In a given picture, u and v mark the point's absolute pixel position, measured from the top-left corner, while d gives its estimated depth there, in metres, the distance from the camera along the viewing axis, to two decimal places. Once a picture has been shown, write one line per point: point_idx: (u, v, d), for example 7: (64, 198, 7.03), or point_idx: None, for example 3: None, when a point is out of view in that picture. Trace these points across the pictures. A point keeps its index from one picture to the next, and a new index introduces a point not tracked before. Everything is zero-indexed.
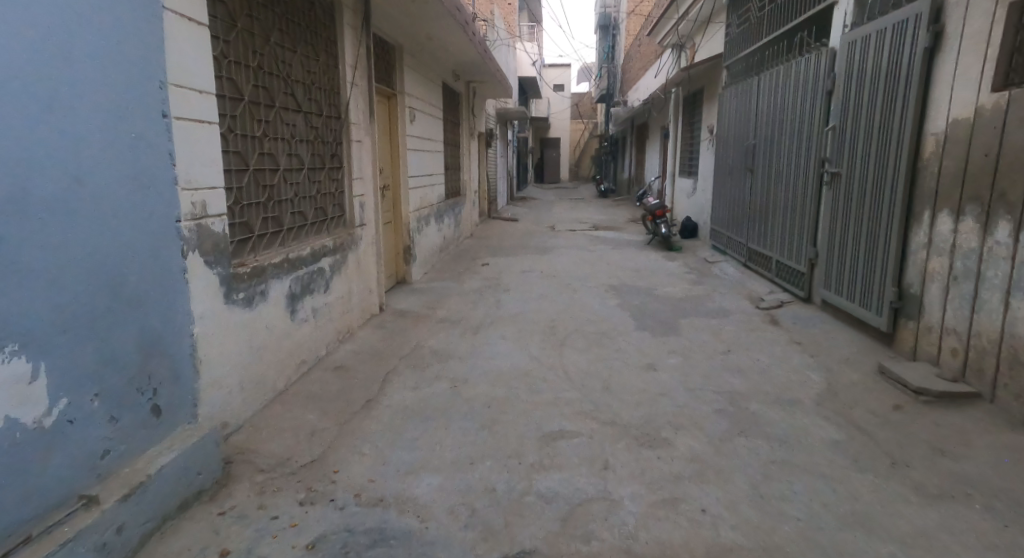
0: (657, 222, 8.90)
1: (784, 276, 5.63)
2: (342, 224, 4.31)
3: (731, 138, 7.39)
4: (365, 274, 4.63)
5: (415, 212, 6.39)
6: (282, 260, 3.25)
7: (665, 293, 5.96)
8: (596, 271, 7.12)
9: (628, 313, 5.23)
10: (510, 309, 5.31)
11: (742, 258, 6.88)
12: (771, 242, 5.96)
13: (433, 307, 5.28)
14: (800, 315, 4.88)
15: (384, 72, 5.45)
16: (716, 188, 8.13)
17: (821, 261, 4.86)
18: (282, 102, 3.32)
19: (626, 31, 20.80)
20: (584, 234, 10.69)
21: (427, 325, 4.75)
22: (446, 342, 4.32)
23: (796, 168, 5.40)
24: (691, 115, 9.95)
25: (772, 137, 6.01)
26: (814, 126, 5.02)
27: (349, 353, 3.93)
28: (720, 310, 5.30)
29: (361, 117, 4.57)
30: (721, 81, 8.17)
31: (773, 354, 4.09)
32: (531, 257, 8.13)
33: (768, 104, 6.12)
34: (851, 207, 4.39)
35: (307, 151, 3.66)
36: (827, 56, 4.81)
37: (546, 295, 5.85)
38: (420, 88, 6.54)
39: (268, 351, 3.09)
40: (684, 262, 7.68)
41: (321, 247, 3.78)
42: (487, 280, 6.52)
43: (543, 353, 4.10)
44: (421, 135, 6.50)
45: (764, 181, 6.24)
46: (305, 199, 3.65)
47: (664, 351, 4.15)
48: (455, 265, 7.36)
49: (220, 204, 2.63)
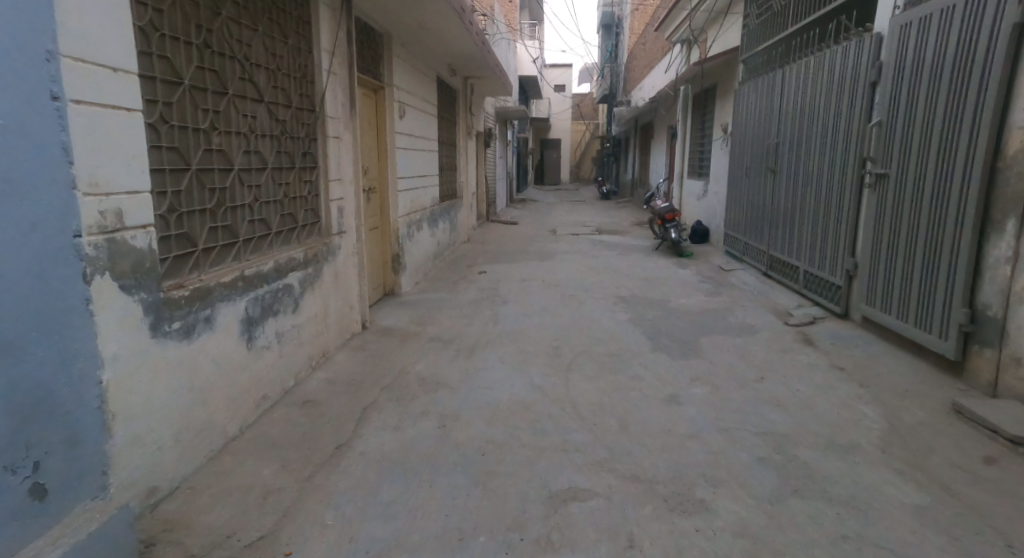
0: (666, 226, 8.37)
1: (813, 288, 5.09)
2: (317, 232, 3.77)
3: (749, 136, 6.85)
4: (344, 289, 4.08)
5: (406, 216, 5.85)
6: (236, 278, 2.70)
7: (680, 306, 5.42)
8: (603, 280, 6.57)
9: (641, 330, 4.68)
10: (509, 326, 4.76)
11: (761, 266, 6.33)
12: (797, 250, 5.43)
13: (423, 323, 4.74)
14: (837, 333, 4.32)
15: (370, 63, 4.91)
16: (730, 190, 7.59)
17: (861, 273, 4.33)
18: (238, 89, 2.76)
19: (629, 29, 20.28)
20: (587, 239, 10.16)
21: (415, 346, 4.20)
22: (436, 368, 3.77)
23: (828, 168, 4.88)
24: (702, 113, 9.41)
25: (798, 135, 5.48)
26: (853, 120, 4.49)
27: (322, 383, 3.38)
28: (743, 326, 4.74)
29: (342, 111, 4.03)
30: (736, 75, 7.64)
31: (813, 380, 3.53)
32: (532, 264, 7.58)
33: (794, 98, 5.59)
34: (902, 212, 3.85)
35: (271, 149, 3.11)
36: (870, 41, 4.28)
37: (549, 309, 5.31)
38: (412, 81, 6.00)
39: (216, 390, 2.54)
40: (697, 270, 7.13)
41: (288, 260, 3.24)
42: (484, 291, 5.97)
43: (547, 382, 3.55)
44: (412, 132, 5.96)
45: (788, 183, 5.70)
46: (268, 204, 3.11)
47: (687, 379, 3.60)
48: (450, 273, 6.81)
49: (143, 212, 2.08)
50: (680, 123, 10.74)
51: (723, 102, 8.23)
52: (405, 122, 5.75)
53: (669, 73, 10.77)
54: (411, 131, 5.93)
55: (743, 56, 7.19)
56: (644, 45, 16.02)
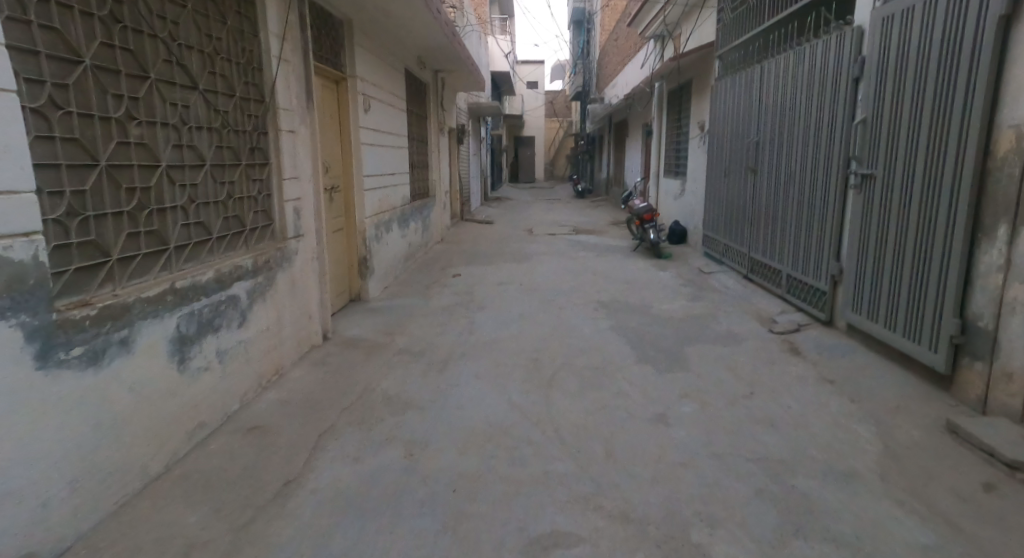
0: (646, 226, 8.18)
1: (797, 293, 4.88)
2: (270, 236, 3.41)
3: (728, 134, 6.67)
4: (303, 298, 3.72)
5: (374, 217, 5.50)
6: (164, 291, 2.35)
7: (663, 312, 5.19)
8: (581, 284, 6.31)
9: (623, 339, 4.42)
10: (483, 335, 4.45)
11: (743, 269, 6.15)
12: (781, 253, 5.21)
13: (391, 333, 4.40)
14: (824, 339, 4.12)
15: (330, 51, 4.55)
16: (709, 189, 7.40)
17: (846, 279, 4.10)
18: (161, 73, 2.41)
19: (601, 25, 20.11)
20: (564, 239, 9.92)
21: (381, 358, 3.87)
22: (403, 385, 3.44)
23: (812, 168, 4.65)
24: (678, 111, 9.21)
25: (780, 133, 5.26)
26: (837, 118, 4.26)
27: (274, 406, 3.03)
28: (729, 334, 4.53)
29: (297, 102, 3.67)
30: (712, 72, 7.45)
31: (806, 394, 3.32)
32: (508, 267, 7.30)
33: (774, 95, 5.39)
34: (888, 215, 3.62)
35: (208, 142, 2.75)
36: (852, 35, 4.05)
37: (526, 316, 5.03)
38: (378, 73, 5.65)
39: (133, 422, 2.19)
40: (678, 273, 6.93)
41: (234, 268, 2.88)
42: (457, 297, 5.65)
43: (525, 400, 3.26)
44: (379, 127, 5.60)
45: (769, 183, 5.50)
46: (207, 205, 2.75)
47: (674, 396, 3.35)
48: (423, 277, 6.49)
49: (20, 218, 1.74)
50: (656, 121, 10.55)
51: (699, 100, 8.05)
52: (371, 117, 5.39)
53: (644, 70, 10.58)
54: (378, 127, 5.57)
55: (717, 52, 7.03)
56: (618, 42, 15.85)
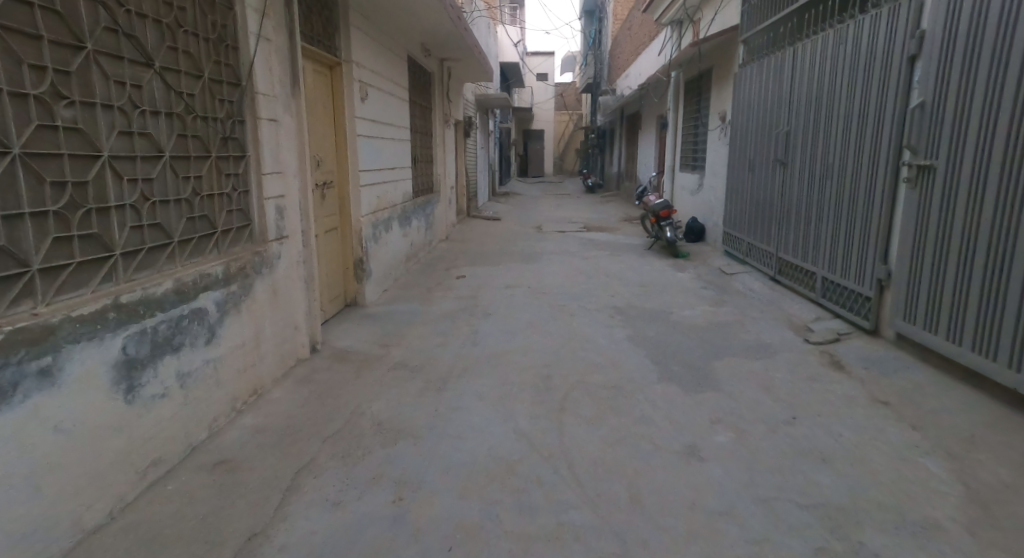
0: (661, 224, 7.74)
1: (834, 298, 4.43)
2: (248, 238, 3.00)
3: (753, 126, 6.21)
4: (287, 308, 3.33)
5: (371, 215, 5.11)
6: (105, 308, 1.95)
7: (684, 320, 4.76)
8: (594, 287, 5.89)
9: (643, 352, 4.00)
10: (489, 347, 4.05)
11: (769, 271, 5.70)
12: (815, 254, 4.75)
13: (386, 345, 4.00)
14: (870, 353, 3.67)
15: (323, 34, 4.15)
16: (732, 185, 6.95)
17: (896, 285, 3.65)
18: (103, 44, 2.01)
19: (613, 16, 19.59)
20: (574, 237, 9.49)
21: (374, 374, 3.48)
22: (397, 407, 3.05)
23: (854, 161, 4.19)
24: (696, 102, 8.74)
25: (817, 122, 4.78)
26: (887, 103, 3.78)
27: (247, 434, 2.64)
28: (760, 346, 4.09)
29: (281, 87, 3.28)
30: (736, 59, 6.98)
31: (860, 420, 2.88)
32: (516, 267, 6.89)
33: (809, 80, 4.91)
34: (952, 212, 3.16)
35: (167, 129, 2.35)
36: (907, 8, 3.57)
37: (535, 323, 4.62)
38: (377, 60, 5.24)
39: (63, 468, 1.80)
40: (697, 274, 6.49)
41: (199, 276, 2.49)
42: (461, 302, 5.25)
43: (534, 428, 2.86)
44: (377, 118, 5.21)
45: (802, 177, 5.04)
46: (167, 203, 2.35)
47: (706, 422, 2.93)
48: (425, 279, 6.09)
49: None
50: (672, 113, 10.09)
51: (719, 91, 7.59)
52: (369, 108, 5.00)
53: (660, 60, 10.12)
54: (376, 118, 5.18)
55: (742, 37, 6.58)
56: (631, 32, 15.38)
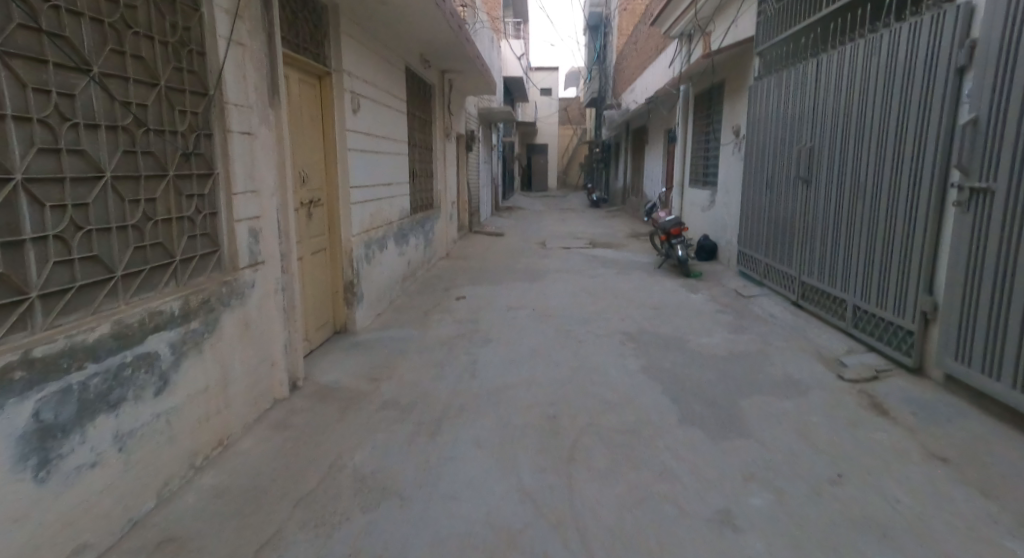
0: (672, 242, 7.38)
1: (868, 329, 4.05)
2: (216, 266, 2.65)
3: (771, 140, 5.87)
4: (262, 343, 2.97)
5: (364, 234, 4.76)
6: (10, 364, 1.60)
7: (702, 349, 4.38)
8: (603, 309, 5.53)
9: (660, 387, 3.63)
10: (490, 381, 3.68)
11: (791, 295, 5.33)
12: (844, 280, 4.38)
13: (376, 379, 3.63)
14: (915, 394, 3.28)
15: (310, 41, 3.84)
16: (747, 201, 6.59)
17: (944, 319, 3.27)
18: (20, 46, 1.68)
19: (618, 29, 19.44)
20: (579, 254, 9.14)
21: (360, 415, 3.10)
22: (383, 457, 2.67)
23: (890, 180, 3.83)
24: (708, 115, 8.42)
25: (844, 136, 4.43)
26: (929, 118, 3.43)
27: (205, 497, 2.28)
28: (788, 381, 3.70)
29: (259, 98, 2.94)
30: (751, 70, 6.65)
31: (915, 478, 2.49)
32: (519, 287, 6.53)
33: (835, 91, 4.56)
34: (1014, 241, 2.79)
35: (111, 145, 2.01)
36: (955, 14, 3.23)
37: (540, 353, 4.25)
38: (372, 70, 4.94)
39: None
40: (711, 296, 6.12)
41: (147, 315, 2.13)
42: (461, 327, 4.88)
43: (539, 485, 2.48)
44: (372, 131, 4.89)
45: (828, 196, 4.68)
46: (109, 231, 2.00)
47: (736, 479, 2.55)
48: (423, 300, 5.74)
49: None
50: (681, 126, 9.77)
51: (732, 103, 7.28)
52: (363, 119, 4.69)
53: (668, 72, 9.84)
54: (370, 130, 4.86)
55: (757, 47, 6.28)
56: (637, 44, 15.13)
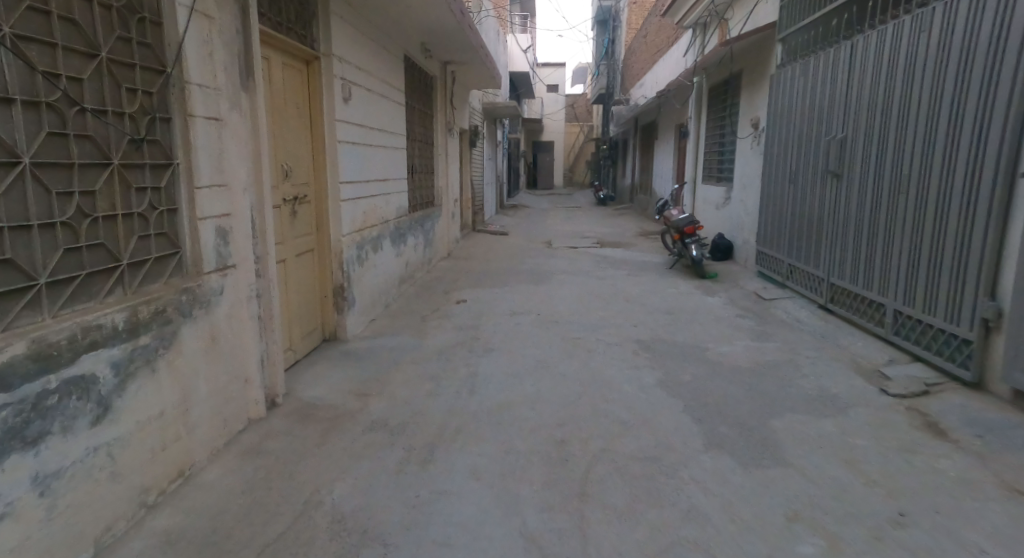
0: (685, 242, 7.00)
1: (912, 336, 3.68)
2: (178, 271, 2.29)
3: (797, 131, 5.48)
4: (233, 357, 2.61)
5: (356, 234, 4.42)
6: None
7: (724, 359, 4.00)
8: (613, 315, 5.16)
9: (680, 405, 3.25)
10: (490, 398, 3.32)
11: (819, 297, 4.96)
12: (883, 283, 4.00)
13: (365, 397, 3.28)
14: (975, 415, 2.90)
15: (295, 21, 3.49)
16: (767, 198, 6.21)
17: (1012, 327, 2.90)
18: None
19: (626, 24, 19.05)
20: (587, 254, 8.78)
21: (345, 439, 2.76)
22: (368, 491, 2.32)
23: (942, 170, 3.44)
24: (723, 108, 8.04)
25: (884, 124, 4.06)
26: (995, 99, 3.03)
27: (155, 544, 1.93)
28: (824, 397, 3.32)
29: (232, 77, 2.57)
30: (772, 58, 6.27)
31: (991, 521, 2.12)
32: (524, 290, 6.17)
33: (874, 75, 4.19)
34: None
35: (32, 127, 1.67)
36: None
37: (547, 364, 3.89)
38: (367, 58, 4.59)
39: None
40: (729, 299, 5.74)
41: (80, 330, 1.78)
42: (461, 334, 4.52)
43: (549, 528, 2.12)
44: (365, 123, 4.54)
45: (863, 190, 4.30)
46: (28, 230, 1.65)
47: (779, 520, 2.17)
48: (421, 305, 5.39)
49: None
50: (693, 121, 9.39)
51: (751, 95, 6.90)
52: (355, 110, 4.34)
53: (681, 65, 9.46)
54: (363, 122, 4.51)
55: (780, 33, 5.88)
56: (646, 38, 14.73)
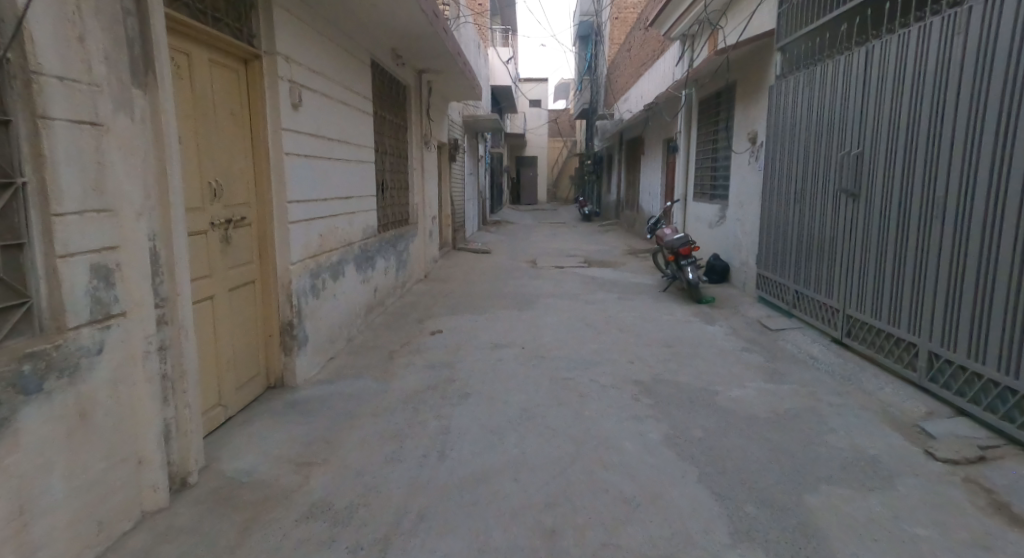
0: (680, 263, 6.49)
1: (954, 383, 3.16)
2: (24, 326, 1.68)
3: (804, 146, 4.99)
4: (122, 433, 1.98)
5: (311, 261, 3.82)
6: None
7: (737, 407, 3.45)
8: (606, 348, 4.59)
9: (692, 473, 2.68)
10: (464, 465, 2.72)
11: (832, 330, 4.44)
12: (912, 318, 3.49)
13: (308, 466, 2.65)
14: None
15: (226, 10, 2.92)
16: (768, 217, 5.73)
17: None
18: None
19: (608, 38, 18.78)
20: (574, 274, 8.24)
21: (272, 534, 2.13)
22: None
23: (987, 192, 2.94)
24: (715, 121, 7.61)
25: (908, 139, 3.57)
26: None
27: None
28: (862, 460, 2.77)
29: (119, 67, 1.97)
30: (770, 68, 5.82)
31: None
32: (507, 317, 5.59)
33: (895, 84, 3.70)
34: None
35: None
36: None
37: (532, 414, 3.30)
38: (323, 58, 4.02)
39: None
40: (732, 328, 5.21)
41: None
42: (433, 376, 3.91)
43: None
44: (321, 133, 3.97)
45: (885, 212, 3.80)
46: None
47: None
48: (390, 337, 4.79)
49: None
50: (683, 135, 8.96)
51: (747, 107, 6.45)
52: (308, 117, 3.75)
53: (669, 77, 9.03)
54: (319, 131, 3.93)
55: (779, 42, 5.45)
56: (631, 52, 14.40)
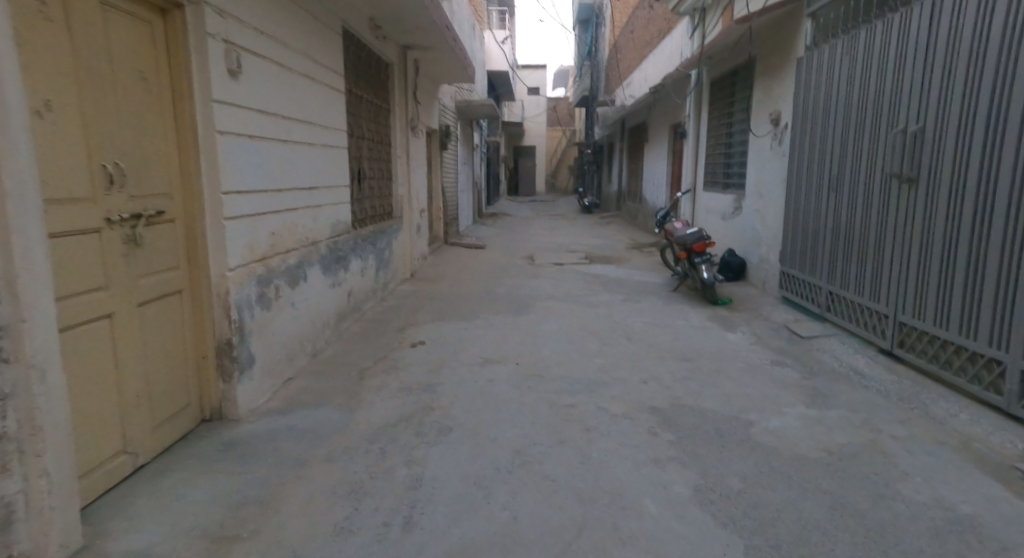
0: (692, 261, 5.78)
1: None
2: None
3: (841, 124, 4.30)
4: None
5: (259, 263, 3.15)
6: None
7: (779, 443, 2.79)
8: (614, 364, 3.92)
9: (738, 547, 2.03)
10: (436, 535, 2.07)
11: (880, 340, 3.79)
12: (999, 331, 2.83)
13: (227, 543, 1.99)
14: None
15: None
16: (795, 208, 5.05)
17: None
18: None
19: (610, 22, 18.02)
20: (574, 272, 7.57)
21: None
22: None
23: None
24: (731, 103, 6.93)
25: (993, 110, 2.87)
26: None
27: None
28: (958, 524, 2.13)
29: None
30: (797, 38, 5.15)
31: None
32: (499, 324, 4.93)
33: (973, 43, 3.01)
34: None
35: None
36: None
37: (526, 457, 2.65)
38: (274, 18, 3.33)
39: None
40: (757, 337, 4.55)
41: None
42: (408, 402, 3.24)
43: None
44: (272, 109, 3.29)
45: (957, 202, 3.12)
46: None
47: None
48: (363, 351, 4.12)
49: None
50: (692, 119, 8.27)
51: (769, 84, 5.77)
52: (253, 89, 3.08)
53: (679, 57, 8.32)
54: (268, 106, 3.25)
55: (810, 8, 4.76)
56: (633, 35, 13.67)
